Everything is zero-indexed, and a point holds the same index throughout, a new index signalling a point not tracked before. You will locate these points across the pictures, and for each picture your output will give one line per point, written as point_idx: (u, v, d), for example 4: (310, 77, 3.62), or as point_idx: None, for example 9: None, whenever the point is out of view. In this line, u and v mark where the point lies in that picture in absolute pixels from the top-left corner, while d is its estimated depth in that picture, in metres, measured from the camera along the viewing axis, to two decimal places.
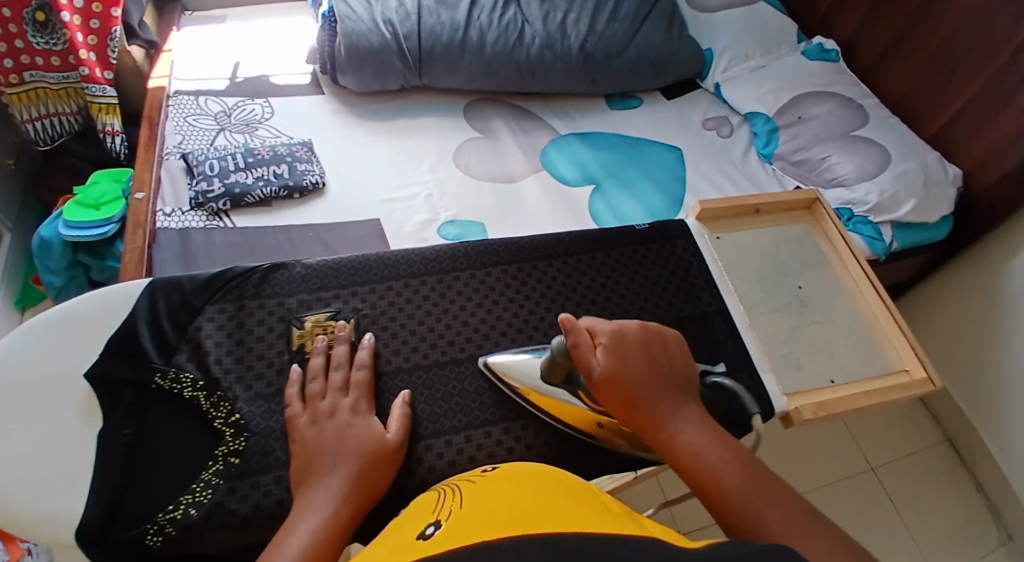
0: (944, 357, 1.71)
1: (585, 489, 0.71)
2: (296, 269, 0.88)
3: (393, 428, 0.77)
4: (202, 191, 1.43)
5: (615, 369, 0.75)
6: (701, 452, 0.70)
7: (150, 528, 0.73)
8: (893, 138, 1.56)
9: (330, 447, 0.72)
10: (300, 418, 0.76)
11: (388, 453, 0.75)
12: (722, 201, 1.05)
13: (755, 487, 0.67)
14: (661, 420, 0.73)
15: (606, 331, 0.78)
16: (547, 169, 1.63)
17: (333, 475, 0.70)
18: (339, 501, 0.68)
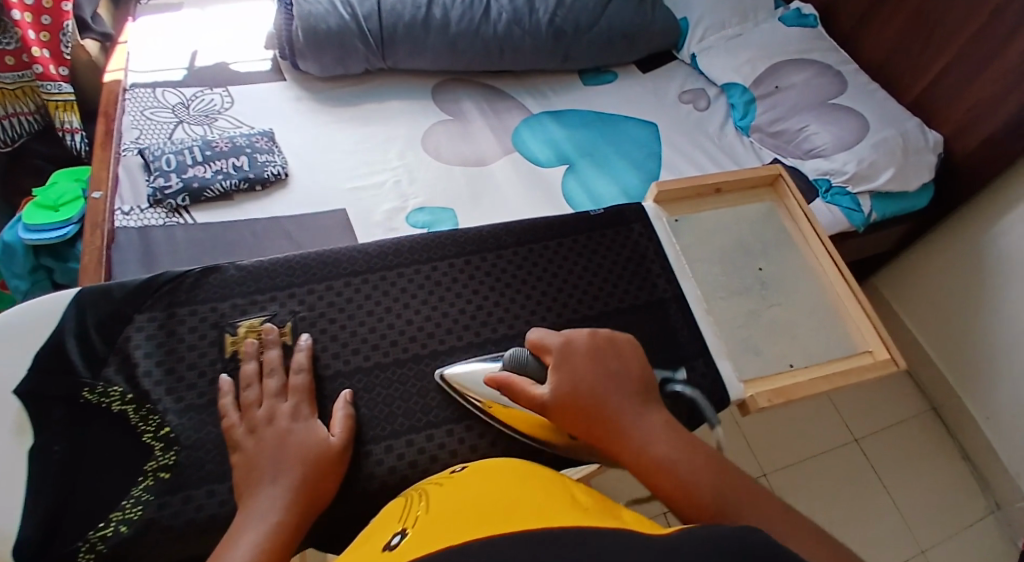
0: (930, 327, 1.67)
1: (559, 483, 0.67)
2: (229, 272, 0.84)
3: (336, 431, 0.74)
4: (160, 187, 1.37)
5: (567, 387, 0.72)
6: (672, 463, 0.67)
7: (82, 546, 0.71)
8: (872, 104, 1.50)
9: (270, 456, 0.69)
10: (238, 428, 0.72)
11: (332, 458, 0.72)
12: (679, 182, 1.01)
13: (731, 491, 0.65)
14: (625, 433, 0.70)
15: (557, 347, 0.76)
16: (519, 150, 1.56)
17: (273, 485, 0.68)
18: (281, 511, 0.66)
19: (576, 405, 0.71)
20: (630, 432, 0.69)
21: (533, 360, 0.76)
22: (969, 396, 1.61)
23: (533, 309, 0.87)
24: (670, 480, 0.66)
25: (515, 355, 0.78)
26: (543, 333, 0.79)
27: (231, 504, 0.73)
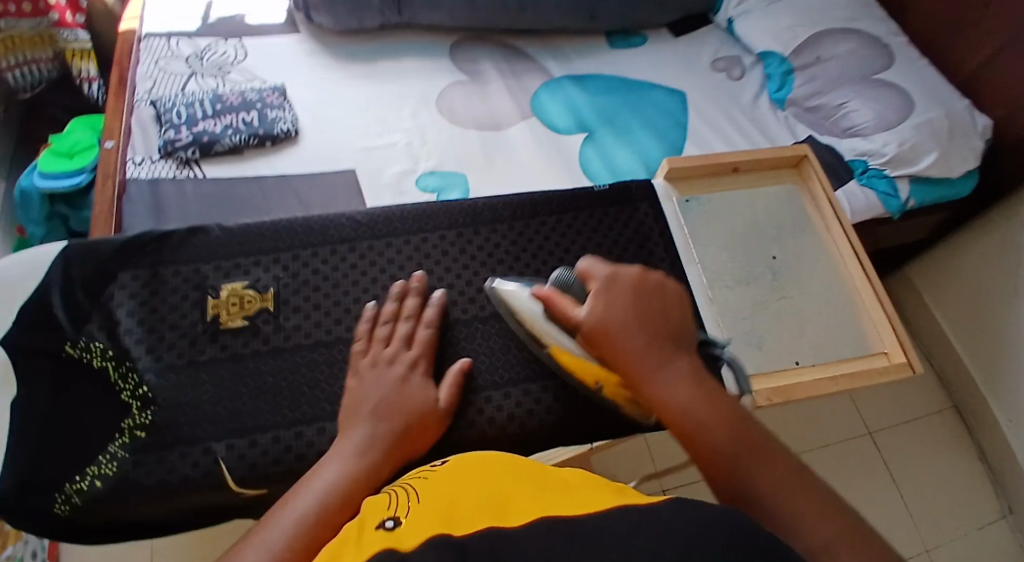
0: (960, 321, 1.60)
1: (564, 483, 0.58)
2: (214, 233, 0.82)
3: (443, 396, 0.73)
4: (171, 139, 1.34)
5: (605, 313, 0.70)
6: (689, 409, 0.65)
7: (58, 497, 0.70)
8: (918, 81, 1.41)
9: (379, 397, 0.70)
10: (361, 359, 0.73)
11: (432, 416, 0.71)
12: (693, 159, 0.95)
13: (746, 447, 0.62)
14: (649, 373, 0.68)
15: (603, 275, 0.73)
16: (537, 115, 1.50)
17: (374, 424, 0.68)
18: (381, 451, 0.66)
19: (608, 334, 0.69)
20: (656, 371, 0.67)
21: (577, 283, 0.74)
22: (993, 394, 1.55)
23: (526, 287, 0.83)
24: (688, 424, 0.65)
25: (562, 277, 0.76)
26: (593, 259, 0.76)
27: (205, 467, 0.71)
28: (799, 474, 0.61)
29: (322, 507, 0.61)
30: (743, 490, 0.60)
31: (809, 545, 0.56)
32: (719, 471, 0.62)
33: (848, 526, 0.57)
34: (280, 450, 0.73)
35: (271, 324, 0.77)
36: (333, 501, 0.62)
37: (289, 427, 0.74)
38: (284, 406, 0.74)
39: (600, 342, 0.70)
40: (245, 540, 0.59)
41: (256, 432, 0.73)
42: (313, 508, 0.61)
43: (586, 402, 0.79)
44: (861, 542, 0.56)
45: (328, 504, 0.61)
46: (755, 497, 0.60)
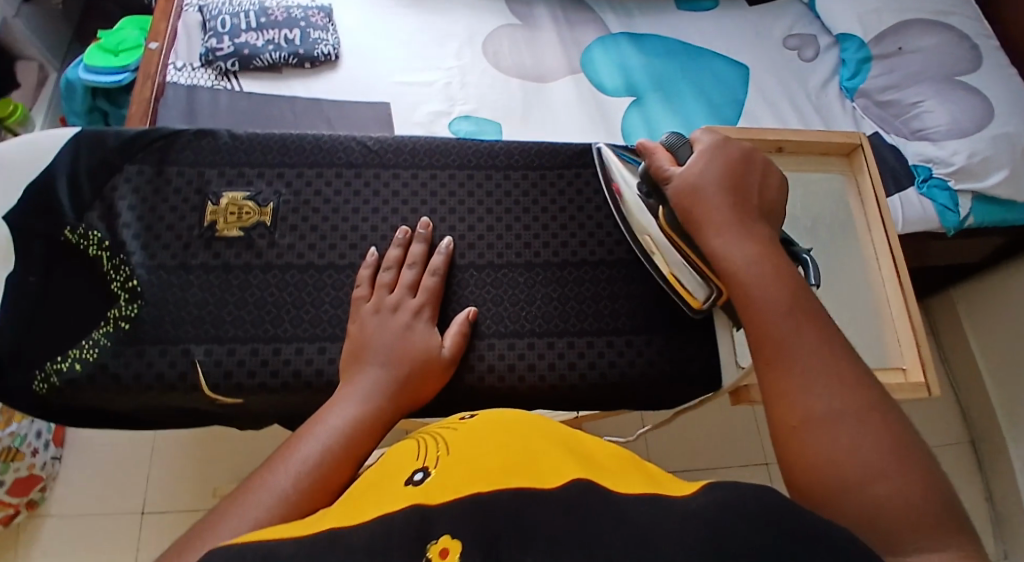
0: (997, 351, 1.52)
1: (581, 451, 0.56)
2: (222, 138, 0.80)
3: (448, 344, 0.72)
4: (212, 48, 1.32)
5: (700, 173, 0.70)
6: (752, 264, 0.64)
7: (37, 375, 0.70)
8: (1003, 89, 1.30)
9: (385, 344, 0.68)
10: (364, 304, 0.72)
11: (437, 367, 0.70)
12: (735, 132, 0.89)
13: (796, 310, 0.61)
14: (721, 229, 0.67)
15: (711, 140, 0.72)
16: (586, 71, 1.44)
17: (381, 369, 0.67)
18: (386, 398, 0.65)
19: (698, 191, 0.69)
20: (731, 231, 0.67)
21: (686, 149, 0.73)
22: (1012, 433, 1.48)
23: (531, 239, 0.79)
24: (744, 284, 0.64)
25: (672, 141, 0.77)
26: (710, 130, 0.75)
27: (181, 368, 0.70)
28: (843, 357, 0.58)
29: (329, 451, 0.59)
30: (779, 355, 0.59)
31: (824, 419, 0.55)
32: (761, 334, 0.61)
33: (871, 412, 0.54)
34: (257, 362, 0.71)
35: (266, 240, 0.75)
36: (341, 446, 0.60)
37: (269, 342, 0.72)
38: (268, 322, 0.73)
39: (685, 200, 0.69)
40: (253, 480, 0.57)
41: (235, 341, 0.72)
42: (321, 451, 0.59)
43: (574, 367, 0.75)
44: (879, 417, 0.54)
45: (335, 449, 0.59)
46: (792, 349, 0.59)
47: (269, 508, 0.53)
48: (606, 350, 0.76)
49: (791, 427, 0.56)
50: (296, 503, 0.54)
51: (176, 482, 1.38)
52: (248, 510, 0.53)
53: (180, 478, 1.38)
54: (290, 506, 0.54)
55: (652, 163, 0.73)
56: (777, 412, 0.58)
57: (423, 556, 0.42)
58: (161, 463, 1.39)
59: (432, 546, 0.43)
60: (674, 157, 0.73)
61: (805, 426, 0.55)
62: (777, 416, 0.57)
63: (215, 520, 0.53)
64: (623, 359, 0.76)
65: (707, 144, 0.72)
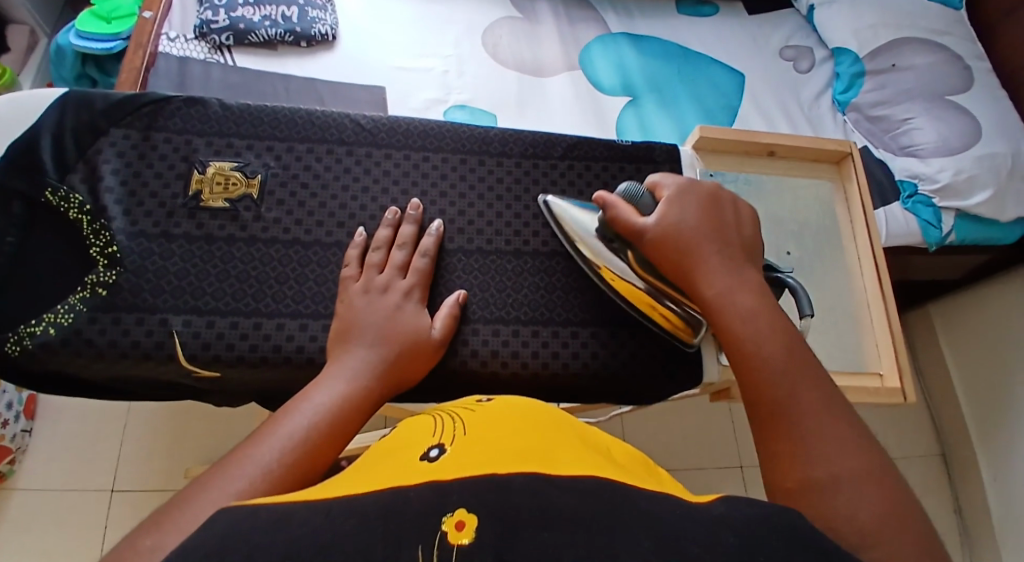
0: (971, 368, 1.54)
1: (589, 443, 0.56)
2: (212, 107, 0.78)
3: (438, 326, 0.71)
4: (207, 20, 1.29)
5: (675, 219, 0.70)
6: (751, 318, 0.63)
7: (9, 337, 0.68)
8: (992, 112, 1.31)
9: (374, 323, 0.68)
10: (352, 284, 0.71)
11: (427, 349, 0.69)
12: (728, 132, 0.90)
13: (795, 372, 0.60)
14: (710, 276, 0.67)
15: (673, 185, 0.73)
16: (583, 68, 1.44)
17: (369, 349, 0.66)
18: (374, 377, 0.64)
19: (674, 240, 0.69)
20: (722, 276, 0.67)
21: (647, 195, 0.73)
22: (983, 449, 1.50)
23: (519, 229, 0.79)
24: (743, 335, 0.63)
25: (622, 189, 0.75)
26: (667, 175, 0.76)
27: (157, 337, 0.69)
28: (842, 418, 0.58)
29: (315, 428, 0.58)
30: (781, 411, 0.58)
31: (830, 474, 0.54)
32: (759, 388, 0.60)
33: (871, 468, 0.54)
34: (236, 336, 0.70)
35: (252, 213, 0.74)
36: (326, 422, 0.59)
37: (250, 316, 0.71)
38: (249, 296, 0.72)
39: (664, 250, 0.70)
40: (236, 451, 0.56)
41: (214, 313, 0.71)
42: (306, 427, 0.58)
43: (557, 357, 0.75)
44: (883, 486, 0.53)
45: (320, 426, 0.59)
46: (795, 414, 0.58)
47: (251, 480, 0.53)
48: (588, 342, 0.76)
49: (799, 483, 0.54)
50: (279, 477, 0.54)
51: (148, 457, 1.36)
52: (231, 482, 0.53)
53: (152, 453, 1.36)
54: (273, 480, 0.54)
55: (616, 216, 0.72)
56: (779, 467, 0.56)
57: (439, 530, 0.43)
58: (134, 438, 1.37)
59: (447, 519, 0.44)
60: (637, 207, 0.73)
61: (813, 482, 0.54)
62: (780, 473, 0.56)
63: (199, 489, 0.53)
64: (605, 351, 0.76)
65: (670, 192, 0.73)
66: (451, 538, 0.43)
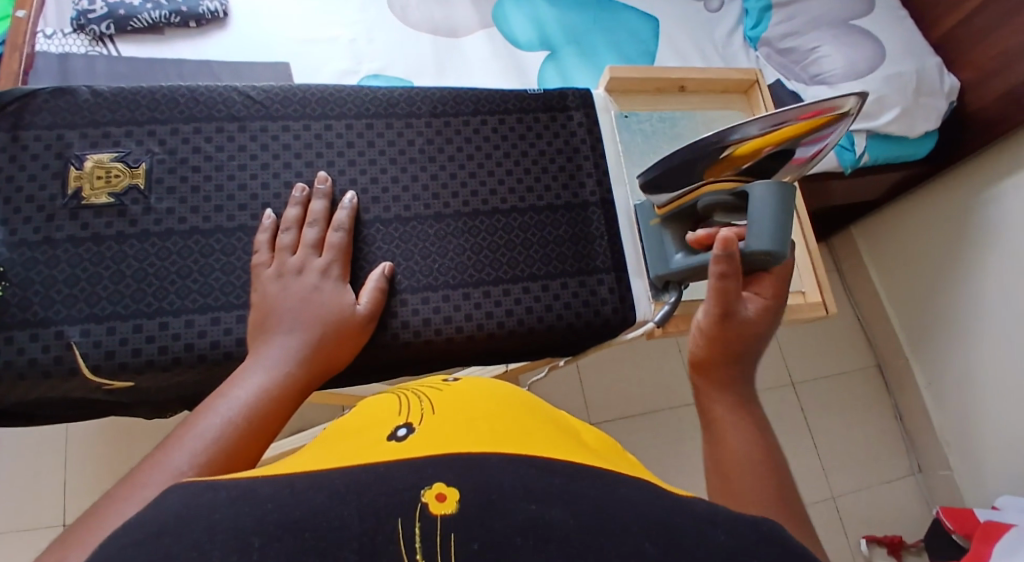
0: (899, 282, 1.59)
1: (543, 420, 0.55)
2: (81, 95, 0.70)
3: (364, 301, 0.67)
4: (83, 9, 1.18)
5: (746, 337, 0.61)
6: (728, 424, 0.56)
7: None
8: (894, 33, 1.35)
9: (292, 307, 0.64)
10: (265, 270, 0.66)
11: (353, 327, 0.66)
12: (638, 69, 0.88)
13: (762, 470, 0.53)
14: (727, 399, 0.58)
15: (770, 304, 0.63)
16: (498, 25, 1.39)
17: (291, 335, 0.62)
18: (297, 363, 0.61)
19: (738, 349, 0.60)
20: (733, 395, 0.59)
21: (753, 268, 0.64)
22: (918, 359, 1.56)
23: (441, 191, 0.76)
24: (728, 433, 0.56)
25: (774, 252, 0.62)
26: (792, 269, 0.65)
27: (55, 352, 0.63)
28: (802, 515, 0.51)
29: (231, 424, 0.54)
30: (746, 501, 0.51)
31: None
32: (724, 471, 0.53)
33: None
34: (141, 340, 0.65)
35: (141, 205, 0.68)
36: (243, 418, 0.55)
37: (153, 316, 0.65)
38: (150, 295, 0.66)
39: (727, 344, 0.60)
40: (151, 459, 0.51)
41: (114, 318, 0.65)
42: (221, 425, 0.54)
43: (491, 316, 0.72)
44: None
45: (238, 423, 0.54)
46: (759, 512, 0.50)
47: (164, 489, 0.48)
48: (522, 297, 0.73)
49: None
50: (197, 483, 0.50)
51: (95, 481, 1.29)
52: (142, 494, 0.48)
53: (99, 477, 1.30)
54: None
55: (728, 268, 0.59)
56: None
57: (420, 501, 0.40)
58: (75, 463, 1.30)
59: (426, 491, 0.41)
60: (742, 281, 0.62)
61: None
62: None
63: (105, 509, 0.48)
64: (539, 305, 0.73)
65: (773, 297, 0.63)
66: (432, 509, 0.40)
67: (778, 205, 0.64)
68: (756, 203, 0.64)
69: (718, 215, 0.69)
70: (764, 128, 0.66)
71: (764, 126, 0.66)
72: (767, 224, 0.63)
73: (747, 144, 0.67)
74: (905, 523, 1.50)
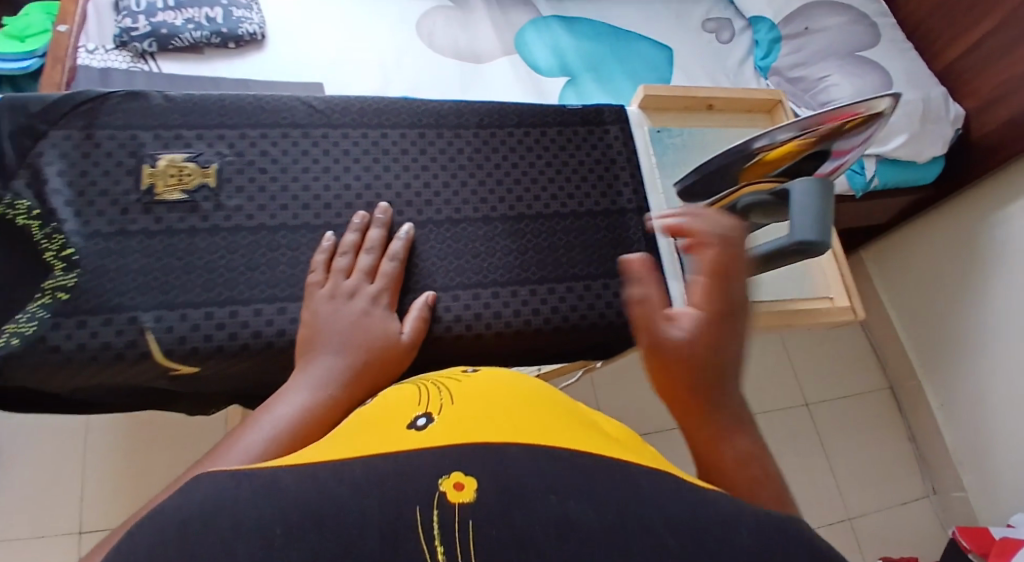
0: (907, 303, 1.64)
1: (573, 413, 0.55)
2: (155, 99, 0.75)
3: (408, 330, 0.70)
4: (127, 28, 1.23)
5: (685, 355, 0.54)
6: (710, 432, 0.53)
7: None
8: (900, 64, 1.42)
9: (339, 330, 0.66)
10: (317, 290, 0.69)
11: (397, 355, 0.67)
12: (671, 88, 0.94)
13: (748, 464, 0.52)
14: (704, 412, 0.54)
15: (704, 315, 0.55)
16: (519, 51, 1.46)
17: (335, 357, 0.64)
18: (339, 385, 0.62)
19: (687, 368, 0.54)
20: (712, 405, 0.54)
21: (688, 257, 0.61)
22: (930, 382, 1.60)
23: (488, 196, 0.80)
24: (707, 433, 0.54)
25: (811, 243, 0.67)
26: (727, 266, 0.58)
27: (129, 337, 0.66)
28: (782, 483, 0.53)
29: (275, 441, 0.55)
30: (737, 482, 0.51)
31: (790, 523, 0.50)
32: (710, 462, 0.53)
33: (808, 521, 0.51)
34: (212, 326, 0.68)
35: (212, 203, 0.72)
36: (288, 434, 0.56)
37: (224, 305, 0.69)
38: (220, 285, 0.69)
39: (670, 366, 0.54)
40: (204, 469, 0.54)
41: (187, 306, 0.68)
42: (266, 441, 0.55)
43: (537, 313, 0.76)
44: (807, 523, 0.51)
45: (281, 440, 0.56)
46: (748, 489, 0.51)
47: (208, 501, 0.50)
48: (566, 296, 0.77)
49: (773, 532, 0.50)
50: None
51: (115, 487, 1.31)
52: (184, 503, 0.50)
53: (120, 484, 1.31)
54: None
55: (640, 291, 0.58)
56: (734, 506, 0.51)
57: (436, 490, 0.41)
58: (97, 467, 1.32)
59: (443, 480, 0.41)
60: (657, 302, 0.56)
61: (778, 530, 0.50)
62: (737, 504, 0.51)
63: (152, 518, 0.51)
64: (582, 304, 0.77)
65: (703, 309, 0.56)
66: (450, 497, 0.40)
67: (820, 200, 0.67)
68: (796, 199, 0.67)
69: (758, 215, 0.73)
70: (793, 133, 0.71)
71: (791, 132, 0.71)
72: (806, 217, 0.67)
73: (777, 147, 0.72)
74: (921, 544, 1.51)
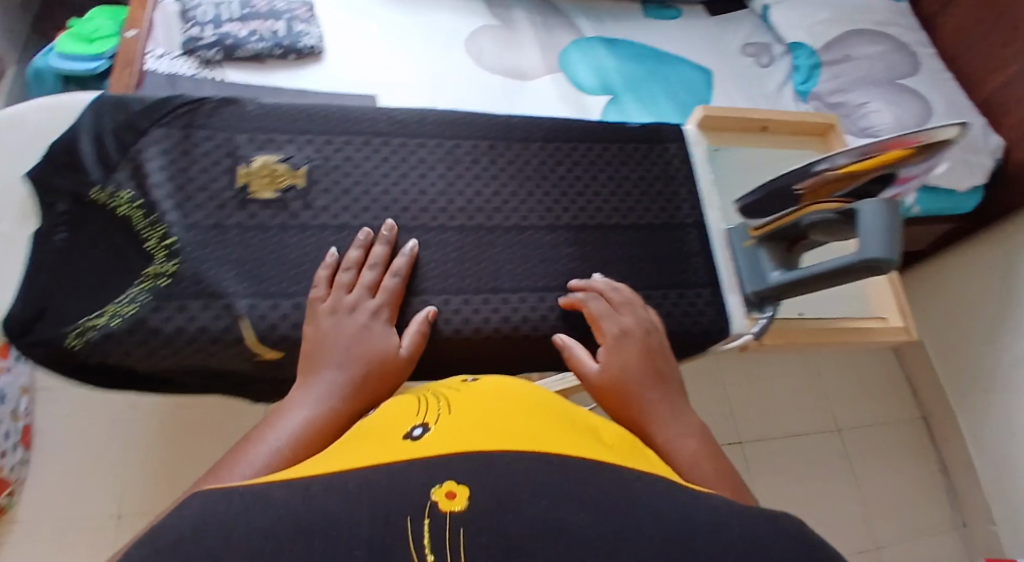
0: (941, 330, 1.65)
1: (560, 416, 0.56)
2: (249, 105, 0.79)
3: (406, 343, 0.70)
4: (193, 36, 1.28)
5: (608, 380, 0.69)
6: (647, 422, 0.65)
7: (72, 331, 0.69)
8: (941, 93, 1.44)
9: (340, 345, 0.67)
10: (321, 305, 0.70)
11: (396, 368, 0.68)
12: (729, 109, 0.96)
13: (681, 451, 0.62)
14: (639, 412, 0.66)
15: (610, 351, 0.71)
16: (564, 71, 1.49)
17: (337, 370, 0.65)
18: (339, 398, 0.63)
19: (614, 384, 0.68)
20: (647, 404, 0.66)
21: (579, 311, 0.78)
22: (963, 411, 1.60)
23: (554, 206, 0.83)
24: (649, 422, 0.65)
25: (876, 262, 0.70)
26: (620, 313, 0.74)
27: (223, 322, 0.70)
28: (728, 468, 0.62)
29: (279, 455, 0.56)
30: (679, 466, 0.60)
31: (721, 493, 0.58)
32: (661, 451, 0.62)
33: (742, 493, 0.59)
34: (300, 317, 0.72)
35: (301, 202, 0.76)
36: (291, 448, 0.57)
37: None
38: (307, 278, 0.73)
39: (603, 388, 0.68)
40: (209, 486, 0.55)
41: (278, 296, 0.72)
42: (270, 455, 0.56)
43: None
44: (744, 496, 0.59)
45: (284, 454, 0.56)
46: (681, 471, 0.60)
47: None
48: None
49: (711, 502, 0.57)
50: None
51: (154, 476, 1.21)
52: None
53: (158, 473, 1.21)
54: None
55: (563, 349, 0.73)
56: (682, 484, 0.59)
57: (428, 501, 0.43)
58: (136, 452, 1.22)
59: (436, 491, 0.44)
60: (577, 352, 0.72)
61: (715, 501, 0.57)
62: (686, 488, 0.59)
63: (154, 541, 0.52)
64: None
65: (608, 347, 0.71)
66: (441, 506, 0.43)
67: (888, 220, 0.70)
68: (863, 221, 0.71)
69: (820, 233, 0.78)
70: (853, 158, 0.75)
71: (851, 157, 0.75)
72: (875, 234, 0.70)
73: (837, 171, 0.76)
74: None
